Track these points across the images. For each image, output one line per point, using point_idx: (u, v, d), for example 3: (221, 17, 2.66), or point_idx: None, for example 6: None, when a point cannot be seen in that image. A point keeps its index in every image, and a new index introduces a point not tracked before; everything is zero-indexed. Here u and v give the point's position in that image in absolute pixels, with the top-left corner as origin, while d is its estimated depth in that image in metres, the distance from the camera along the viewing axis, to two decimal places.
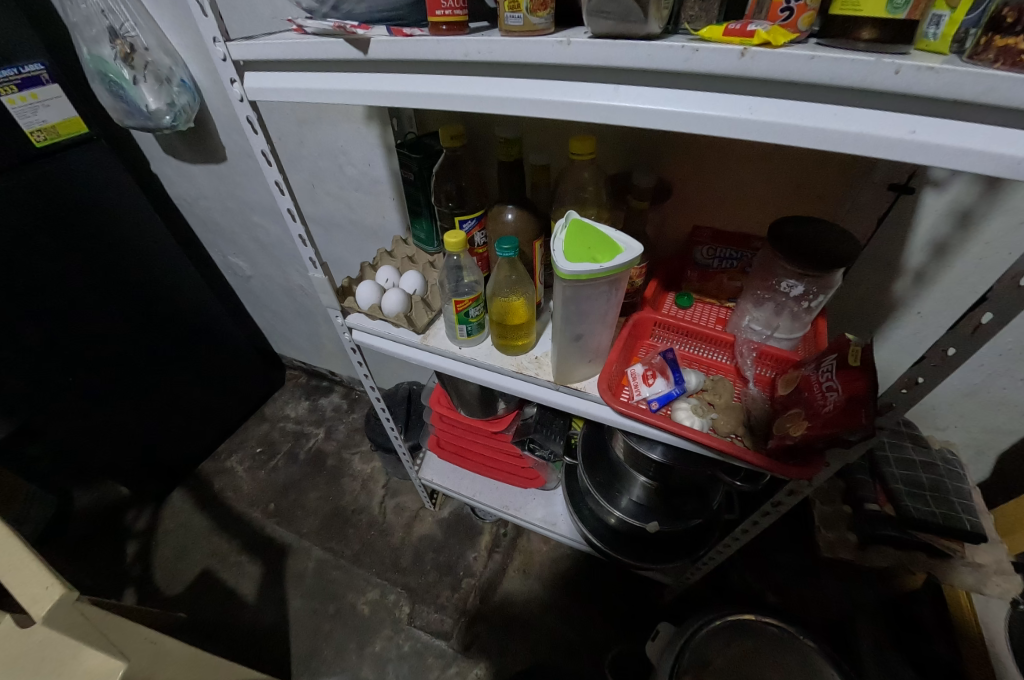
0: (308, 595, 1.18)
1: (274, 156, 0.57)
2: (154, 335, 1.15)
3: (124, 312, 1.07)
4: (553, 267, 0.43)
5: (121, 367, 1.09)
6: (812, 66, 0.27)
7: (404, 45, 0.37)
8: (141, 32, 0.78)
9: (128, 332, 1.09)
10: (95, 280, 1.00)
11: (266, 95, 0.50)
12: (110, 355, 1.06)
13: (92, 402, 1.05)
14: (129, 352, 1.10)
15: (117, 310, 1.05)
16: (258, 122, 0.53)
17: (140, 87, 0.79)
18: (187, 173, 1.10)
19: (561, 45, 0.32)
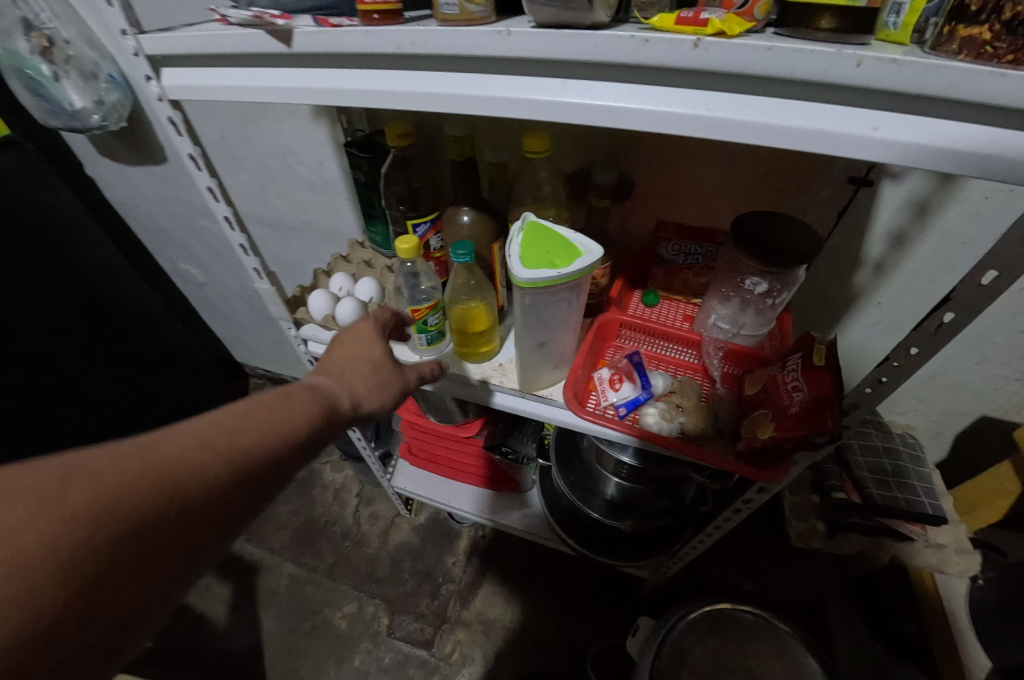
0: (282, 613, 1.14)
1: (205, 161, 0.52)
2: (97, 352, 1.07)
3: None
4: (508, 275, 0.41)
5: None
6: (770, 58, 0.25)
7: (332, 37, 0.33)
8: (61, 23, 0.69)
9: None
10: None
11: (186, 94, 0.44)
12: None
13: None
14: None
15: None
16: (182, 123, 0.48)
17: (63, 84, 0.70)
18: (123, 175, 1.01)
19: (499, 36, 0.29)
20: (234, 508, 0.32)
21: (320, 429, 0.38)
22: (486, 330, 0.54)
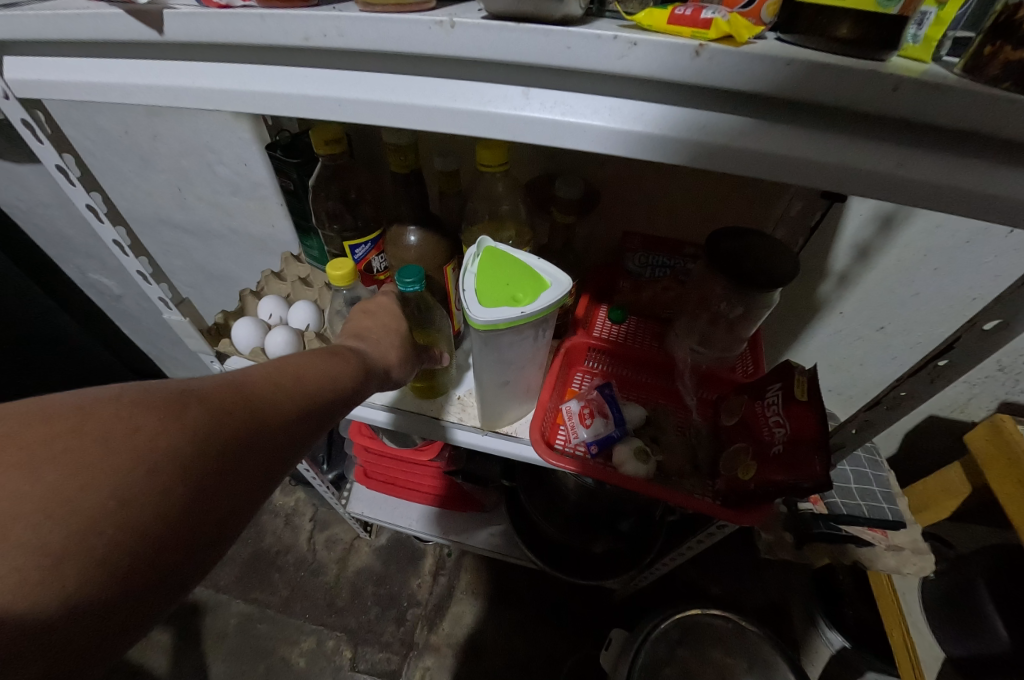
0: (232, 656, 1.05)
1: (79, 171, 0.42)
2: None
3: None
4: (463, 316, 0.34)
5: None
6: (786, 73, 0.20)
7: (218, 23, 0.25)
8: None
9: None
10: None
11: (39, 91, 0.34)
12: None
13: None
14: None
15: None
16: (41, 126, 0.38)
17: None
18: (5, 173, 0.85)
19: (441, 28, 0.22)
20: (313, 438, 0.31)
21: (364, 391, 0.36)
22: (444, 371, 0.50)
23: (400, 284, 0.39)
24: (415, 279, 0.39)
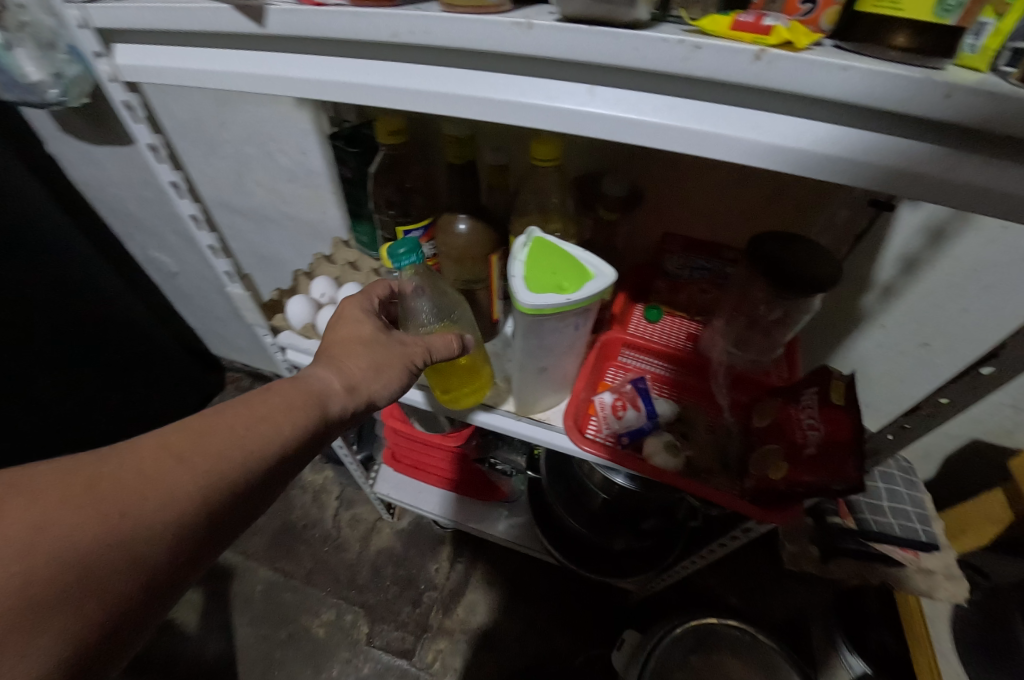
0: (258, 620, 1.10)
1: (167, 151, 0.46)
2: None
3: None
4: (512, 300, 0.37)
5: None
6: (843, 80, 0.21)
7: (313, 18, 0.28)
8: None
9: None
10: None
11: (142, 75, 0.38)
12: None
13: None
14: None
15: None
16: (139, 106, 0.42)
17: (15, 52, 0.61)
18: (86, 154, 0.92)
19: (520, 29, 0.24)
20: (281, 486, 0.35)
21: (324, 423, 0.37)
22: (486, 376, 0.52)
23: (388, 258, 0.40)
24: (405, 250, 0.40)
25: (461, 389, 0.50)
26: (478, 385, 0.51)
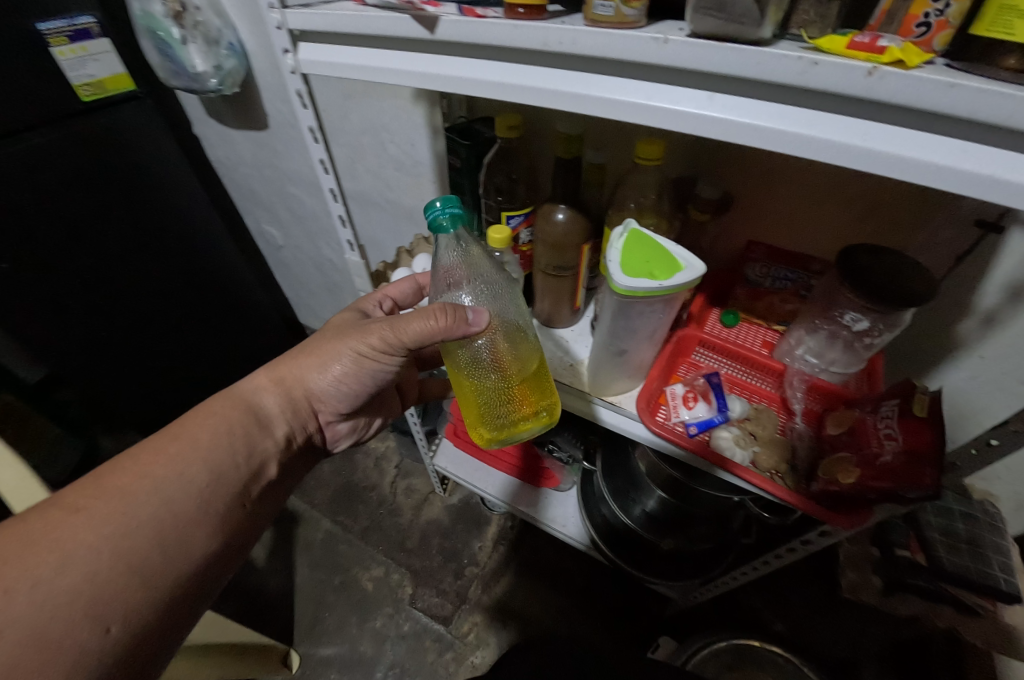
0: (316, 565, 1.21)
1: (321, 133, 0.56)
2: (185, 297, 1.15)
3: (159, 272, 1.07)
4: (608, 280, 0.42)
5: (149, 329, 1.10)
6: (950, 96, 0.24)
7: (476, 27, 0.35)
8: None
9: (164, 294, 1.10)
10: (133, 239, 0.99)
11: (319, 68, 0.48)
12: (144, 314, 1.07)
13: (124, 359, 1.07)
14: (160, 314, 1.11)
15: (152, 272, 1.05)
16: (306, 95, 0.54)
17: (189, 47, 0.75)
18: (226, 138, 1.06)
19: (657, 43, 0.29)
20: (249, 492, 0.46)
21: (250, 431, 0.49)
22: (541, 396, 0.49)
23: (426, 215, 0.42)
24: (441, 203, 0.42)
25: (506, 414, 0.48)
26: (524, 406, 0.48)
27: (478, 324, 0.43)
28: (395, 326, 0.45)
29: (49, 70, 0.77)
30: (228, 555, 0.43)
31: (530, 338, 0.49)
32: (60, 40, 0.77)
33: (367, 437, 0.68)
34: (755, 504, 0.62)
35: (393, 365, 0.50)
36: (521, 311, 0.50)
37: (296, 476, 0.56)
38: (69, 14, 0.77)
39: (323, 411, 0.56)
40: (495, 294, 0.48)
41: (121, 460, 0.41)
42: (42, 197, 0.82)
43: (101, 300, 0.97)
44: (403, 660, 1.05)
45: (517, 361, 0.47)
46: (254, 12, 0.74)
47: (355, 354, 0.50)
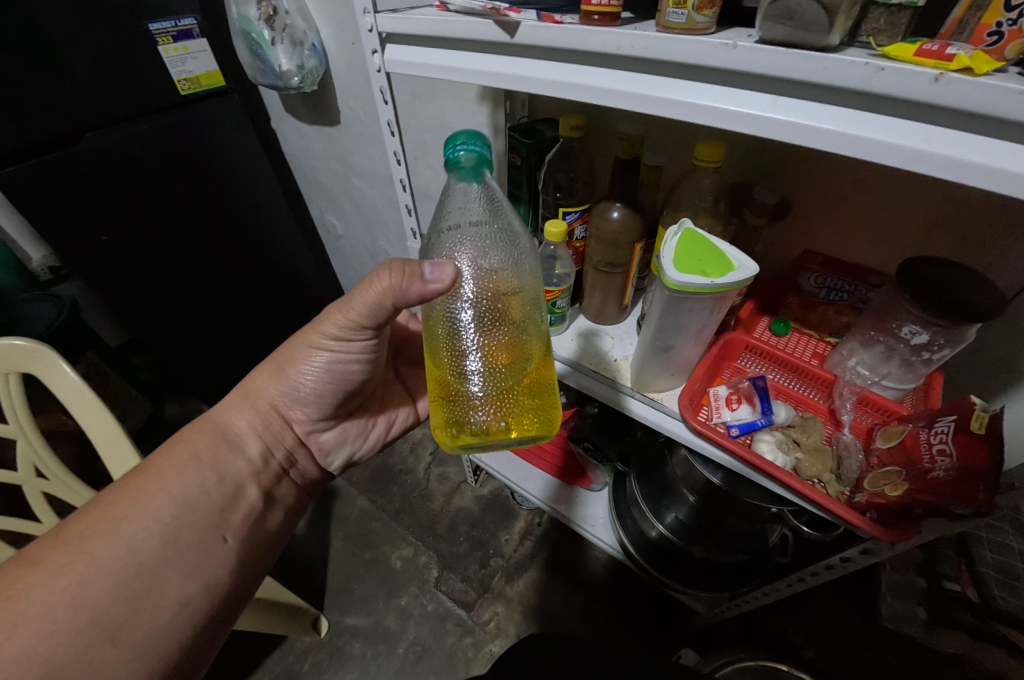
0: (349, 538, 1.25)
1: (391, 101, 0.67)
2: (253, 275, 1.25)
3: (231, 251, 1.16)
4: (659, 275, 0.44)
5: (218, 303, 1.19)
6: (1018, 102, 0.25)
7: (553, 32, 0.38)
8: None
9: (235, 270, 1.19)
10: (211, 218, 1.08)
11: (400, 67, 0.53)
12: (216, 289, 1.17)
13: (196, 327, 1.17)
14: (229, 289, 1.20)
15: (225, 250, 1.14)
16: (387, 90, 0.64)
17: (277, 48, 0.82)
18: (300, 131, 1.14)
19: (726, 48, 0.31)
20: (223, 521, 0.50)
21: (217, 461, 0.54)
22: (517, 398, 0.42)
23: (444, 149, 0.38)
24: (462, 139, 0.38)
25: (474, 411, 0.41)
26: (493, 405, 0.41)
27: (436, 283, 0.39)
28: (345, 308, 0.50)
29: (154, 64, 0.88)
30: (211, 588, 0.47)
31: (519, 322, 0.43)
32: (166, 39, 0.88)
33: (362, 451, 0.71)
34: (795, 517, 0.61)
35: (354, 354, 0.55)
36: (522, 285, 0.43)
37: (286, 494, 0.60)
38: (175, 16, 0.87)
39: (299, 419, 0.61)
40: (492, 255, 0.42)
41: (93, 505, 0.46)
42: (143, 176, 0.92)
43: (181, 272, 1.07)
44: (425, 639, 1.08)
45: (494, 348, 0.41)
46: (337, 15, 0.80)
47: (312, 349, 0.55)
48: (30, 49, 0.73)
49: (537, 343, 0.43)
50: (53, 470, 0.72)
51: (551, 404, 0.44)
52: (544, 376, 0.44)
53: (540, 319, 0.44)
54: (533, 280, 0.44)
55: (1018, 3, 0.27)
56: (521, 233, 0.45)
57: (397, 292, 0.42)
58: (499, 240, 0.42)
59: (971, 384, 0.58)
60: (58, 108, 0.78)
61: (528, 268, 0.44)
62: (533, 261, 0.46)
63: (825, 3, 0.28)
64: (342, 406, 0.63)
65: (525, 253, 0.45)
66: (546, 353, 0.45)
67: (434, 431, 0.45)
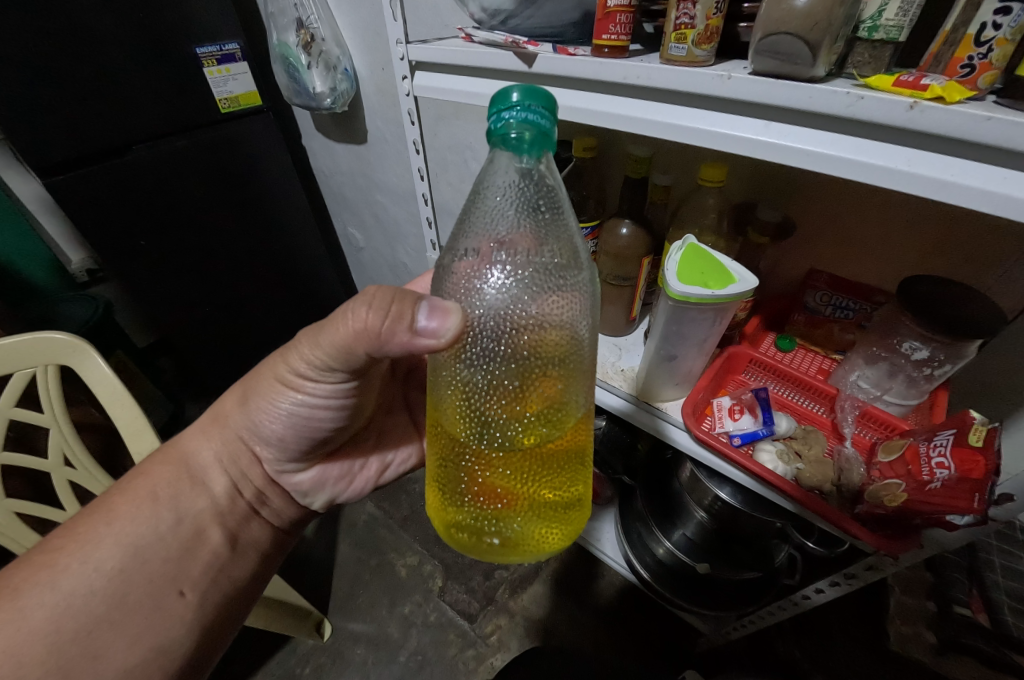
0: (356, 544, 1.22)
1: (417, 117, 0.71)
2: (272, 276, 1.28)
3: (253, 252, 1.19)
4: (664, 286, 0.47)
5: (236, 302, 1.22)
6: (988, 127, 0.27)
7: (566, 63, 0.43)
8: (322, 23, 0.88)
9: (257, 270, 1.23)
10: (234, 220, 1.11)
11: (429, 90, 0.63)
12: (235, 289, 1.20)
13: (218, 324, 1.21)
14: (247, 289, 1.23)
15: (246, 250, 1.17)
16: (415, 114, 0.70)
17: (312, 72, 0.89)
18: (328, 149, 1.22)
19: (722, 79, 0.34)
20: (181, 573, 0.46)
21: (174, 495, 0.48)
22: (519, 499, 0.36)
23: (490, 114, 0.29)
24: (517, 102, 0.29)
25: (465, 501, 0.36)
26: (488, 502, 0.36)
27: (429, 338, 0.32)
28: (314, 341, 0.41)
29: (198, 85, 0.94)
30: (161, 651, 0.44)
31: (539, 398, 0.34)
32: (210, 62, 0.94)
33: (347, 494, 0.62)
34: (802, 534, 0.61)
35: (325, 401, 0.46)
36: (554, 344, 0.34)
37: (257, 537, 0.55)
38: (220, 41, 0.94)
39: (268, 459, 0.53)
40: (521, 299, 0.32)
41: (48, 544, 0.44)
42: (177, 182, 0.97)
43: (203, 271, 1.11)
44: (427, 649, 1.04)
45: (500, 428, 0.34)
46: (370, 42, 0.87)
47: (279, 385, 0.46)
48: (84, 64, 0.79)
49: (559, 428, 0.35)
50: (79, 458, 0.74)
51: (565, 502, 0.37)
52: (562, 469, 0.36)
53: (572, 394, 0.35)
54: (576, 336, 0.34)
55: (986, 39, 0.30)
56: (577, 260, 0.34)
57: (377, 335, 0.35)
58: (534, 278, 0.32)
59: (993, 396, 0.56)
60: (107, 119, 0.84)
61: (572, 318, 0.34)
62: (587, 300, 0.35)
63: (809, 41, 0.31)
64: (318, 448, 0.54)
65: (575, 291, 0.34)
66: (575, 436, 0.36)
67: (429, 502, 0.41)
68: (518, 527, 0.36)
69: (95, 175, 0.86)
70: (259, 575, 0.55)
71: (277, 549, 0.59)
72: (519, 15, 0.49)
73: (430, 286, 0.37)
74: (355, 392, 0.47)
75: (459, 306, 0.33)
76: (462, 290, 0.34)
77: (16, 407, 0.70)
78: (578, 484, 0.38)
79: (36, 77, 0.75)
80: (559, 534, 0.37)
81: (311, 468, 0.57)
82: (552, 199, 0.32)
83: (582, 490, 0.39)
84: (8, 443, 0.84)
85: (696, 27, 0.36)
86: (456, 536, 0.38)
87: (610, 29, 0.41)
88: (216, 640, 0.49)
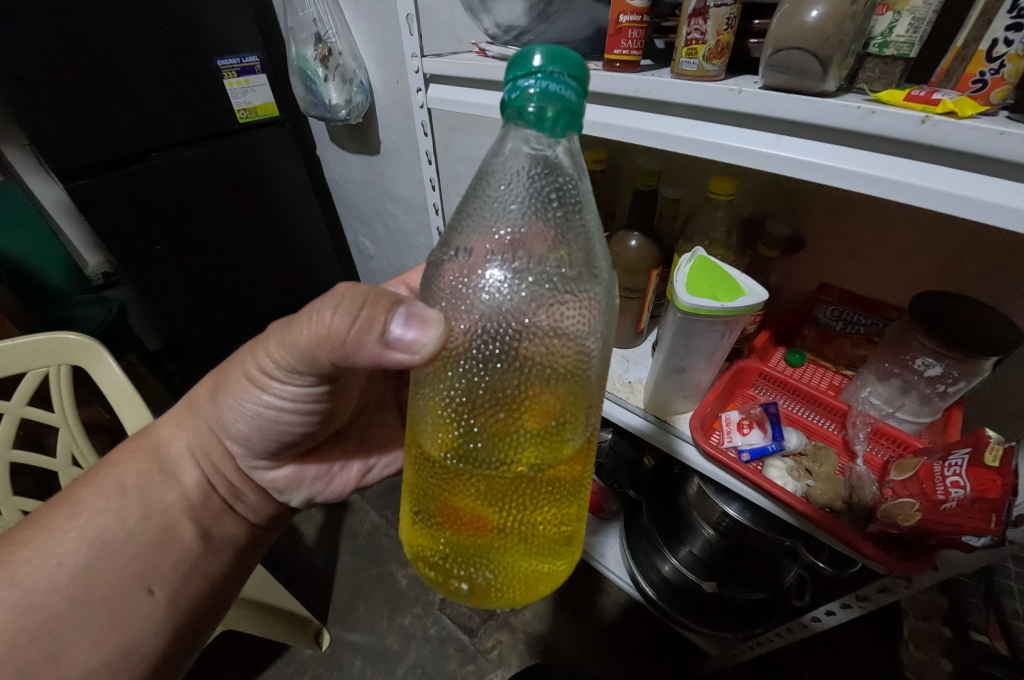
0: (357, 553, 1.21)
1: (430, 128, 0.71)
2: (283, 282, 1.30)
3: (263, 257, 1.21)
4: (672, 296, 0.47)
5: (246, 306, 1.23)
6: (999, 142, 0.27)
7: None
8: (340, 38, 0.90)
9: (269, 276, 1.25)
10: (246, 226, 1.13)
11: (442, 101, 0.64)
12: (244, 293, 1.21)
13: (230, 329, 1.23)
14: (255, 295, 1.24)
15: (256, 255, 1.19)
16: (428, 125, 0.70)
17: (329, 85, 0.91)
18: (342, 159, 1.24)
19: (732, 93, 0.35)
20: (150, 571, 0.46)
21: (144, 486, 0.48)
22: (492, 537, 0.35)
23: (506, 82, 0.28)
24: (540, 68, 0.27)
25: (435, 532, 0.36)
26: (457, 534, 0.35)
27: (402, 350, 0.32)
28: (281, 338, 0.41)
29: (217, 98, 0.97)
30: (128, 652, 0.44)
31: (528, 421, 0.34)
32: (231, 73, 0.97)
33: (325, 494, 0.62)
34: (812, 553, 0.59)
35: (290, 403, 0.45)
36: (554, 363, 0.34)
37: (231, 534, 0.55)
38: (241, 54, 0.97)
39: (238, 454, 0.52)
40: (514, 312, 0.32)
41: (11, 538, 0.44)
42: (193, 190, 0.99)
43: (215, 275, 1.12)
44: (426, 662, 1.02)
45: (480, 452, 0.34)
46: (386, 57, 0.89)
47: (245, 382, 0.46)
48: (105, 75, 0.81)
49: (547, 457, 0.35)
50: (86, 458, 0.75)
51: (547, 539, 0.36)
52: (545, 503, 0.35)
53: (564, 420, 0.35)
54: (573, 356, 0.34)
55: (998, 55, 0.30)
56: (589, 269, 0.33)
57: (343, 341, 0.35)
58: (531, 288, 0.32)
59: (1006, 412, 0.55)
60: (124, 127, 0.86)
61: (572, 334, 0.33)
62: (598, 314, 0.34)
63: (819, 55, 0.32)
64: (288, 449, 0.53)
65: (580, 303, 0.33)
66: (569, 468, 0.36)
67: (404, 525, 0.41)
68: (485, 574, 0.36)
69: (112, 182, 0.88)
70: (233, 574, 0.55)
71: (254, 548, 0.59)
72: (532, 31, 0.51)
73: (420, 290, 0.37)
74: (325, 396, 0.47)
75: (440, 318, 0.33)
76: (452, 294, 0.34)
77: (28, 406, 0.70)
78: (565, 522, 0.37)
79: (61, 87, 0.78)
80: (537, 572, 0.37)
81: (285, 467, 0.57)
82: (564, 196, 0.32)
83: (571, 528, 0.38)
84: (19, 443, 0.85)
85: (707, 42, 0.37)
86: (426, 571, 0.38)
87: (622, 44, 0.42)
88: (185, 640, 0.49)
